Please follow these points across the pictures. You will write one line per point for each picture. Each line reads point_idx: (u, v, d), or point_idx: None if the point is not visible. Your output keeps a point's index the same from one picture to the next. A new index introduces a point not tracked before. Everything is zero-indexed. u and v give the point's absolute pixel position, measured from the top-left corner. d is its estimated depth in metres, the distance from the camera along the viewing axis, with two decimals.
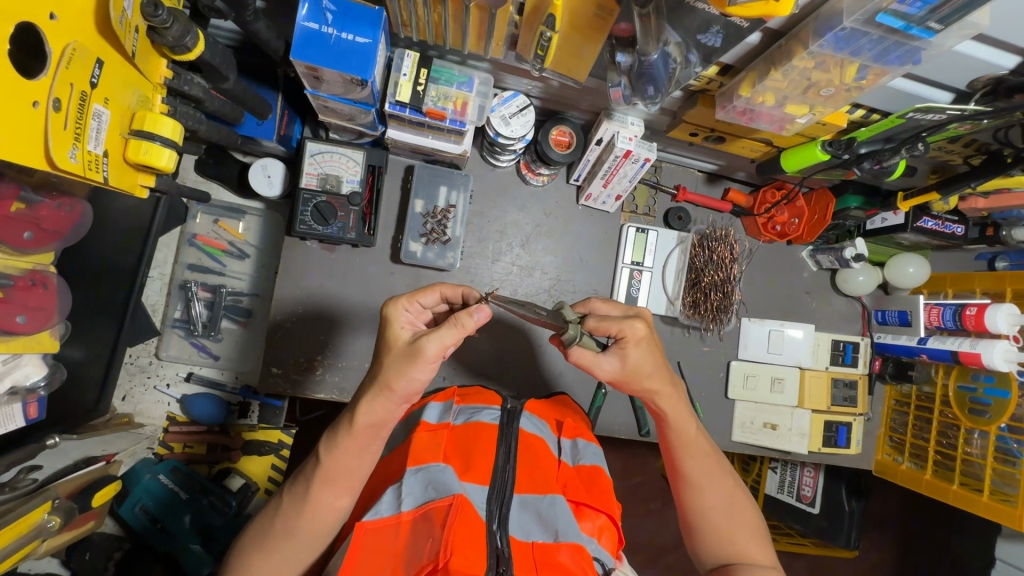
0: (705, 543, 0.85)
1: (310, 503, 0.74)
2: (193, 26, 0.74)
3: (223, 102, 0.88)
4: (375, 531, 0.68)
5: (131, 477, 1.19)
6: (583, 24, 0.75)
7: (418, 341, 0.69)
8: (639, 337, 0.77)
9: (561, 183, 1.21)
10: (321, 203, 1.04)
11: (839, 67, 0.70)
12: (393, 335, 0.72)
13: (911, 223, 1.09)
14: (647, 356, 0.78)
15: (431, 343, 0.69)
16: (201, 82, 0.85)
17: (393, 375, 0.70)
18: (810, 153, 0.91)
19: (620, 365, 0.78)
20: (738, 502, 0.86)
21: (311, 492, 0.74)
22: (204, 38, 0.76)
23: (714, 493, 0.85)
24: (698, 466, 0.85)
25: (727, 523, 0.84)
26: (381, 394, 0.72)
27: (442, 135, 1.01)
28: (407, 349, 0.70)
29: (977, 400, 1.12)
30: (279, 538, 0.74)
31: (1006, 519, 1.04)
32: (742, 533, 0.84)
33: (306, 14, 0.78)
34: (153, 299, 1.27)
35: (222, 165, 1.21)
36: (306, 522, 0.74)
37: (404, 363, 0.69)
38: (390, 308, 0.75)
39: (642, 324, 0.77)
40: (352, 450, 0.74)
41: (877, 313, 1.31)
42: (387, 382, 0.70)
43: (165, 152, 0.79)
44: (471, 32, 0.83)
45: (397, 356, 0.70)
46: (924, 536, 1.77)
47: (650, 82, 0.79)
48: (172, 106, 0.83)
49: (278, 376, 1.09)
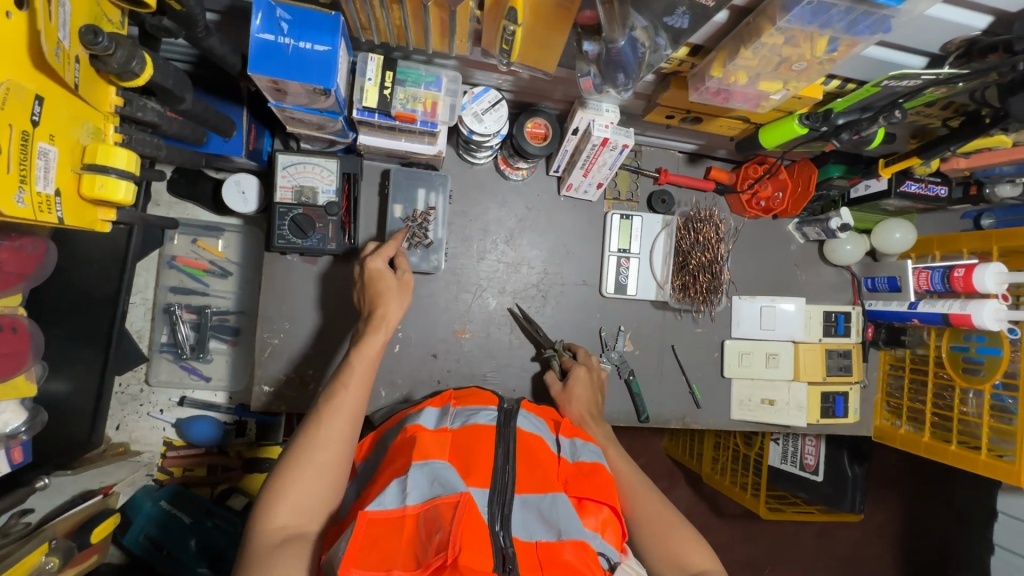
0: (650, 555, 0.83)
1: (339, 404, 0.79)
2: (139, 49, 0.70)
3: (181, 124, 0.85)
4: (380, 523, 0.65)
5: (131, 508, 1.19)
6: (547, 14, 0.72)
7: (402, 275, 0.96)
8: (581, 374, 1.08)
9: (541, 175, 1.19)
10: (299, 216, 1.03)
11: (808, 41, 0.68)
12: (381, 278, 0.94)
13: (894, 188, 1.08)
14: (584, 391, 1.07)
15: (408, 274, 0.97)
16: (156, 105, 0.81)
17: (395, 296, 0.92)
18: (787, 128, 0.91)
19: (564, 390, 1.08)
20: (669, 513, 0.86)
21: (337, 395, 0.80)
22: (151, 59, 0.72)
23: (642, 504, 0.87)
24: (625, 475, 0.92)
25: (666, 533, 0.83)
26: (387, 305, 0.91)
27: (415, 137, 0.98)
28: (398, 284, 0.95)
29: (970, 359, 1.13)
30: (311, 447, 0.75)
31: (1005, 475, 1.04)
32: (680, 540, 0.82)
33: (259, 24, 0.74)
34: (137, 325, 1.25)
35: (194, 184, 1.19)
36: (334, 423, 0.77)
37: (400, 292, 0.94)
38: (367, 266, 0.95)
39: (584, 369, 1.09)
40: (359, 355, 0.84)
41: (867, 281, 1.32)
42: (396, 305, 0.92)
43: (123, 185, 0.76)
44: (433, 32, 0.80)
45: (392, 287, 0.93)
46: (923, 489, 1.82)
47: (620, 68, 0.77)
48: (127, 135, 0.80)
49: (270, 394, 1.09)
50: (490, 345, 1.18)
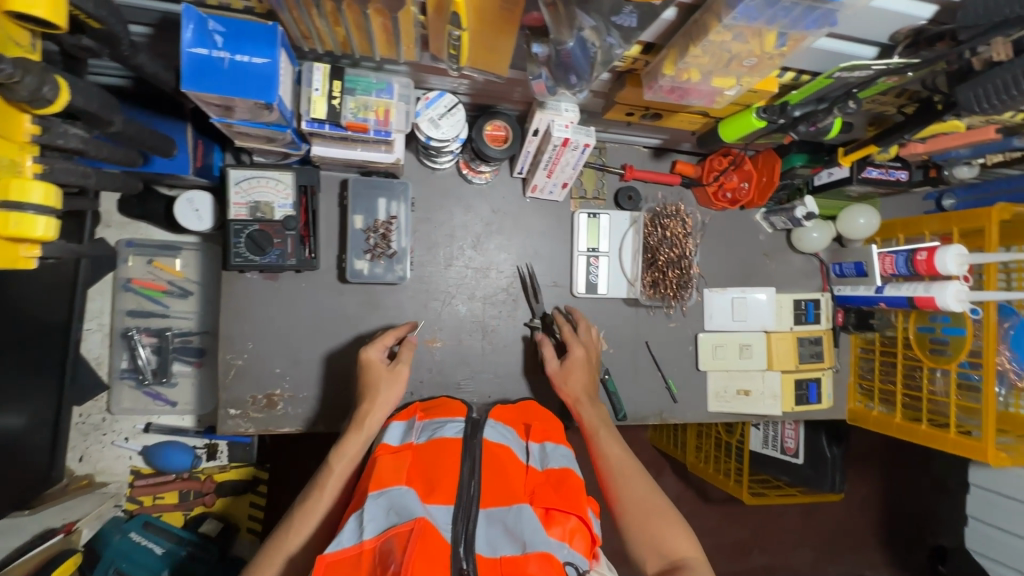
0: (634, 542, 0.82)
1: (312, 506, 0.80)
2: (51, 73, 0.61)
3: (112, 146, 0.80)
4: (336, 562, 0.64)
5: (99, 541, 1.13)
6: (492, 19, 0.70)
7: (396, 364, 0.93)
8: (579, 356, 1.05)
9: (505, 177, 1.17)
10: (254, 232, 0.99)
11: (757, 37, 0.67)
12: (374, 371, 0.92)
13: (856, 175, 1.08)
14: (580, 373, 1.04)
15: (405, 365, 0.93)
16: (79, 130, 0.72)
17: (386, 392, 0.90)
18: (746, 121, 0.90)
19: (559, 367, 1.05)
20: (658, 501, 0.85)
21: (312, 497, 0.81)
22: (66, 80, 0.63)
23: (632, 488, 0.86)
24: (614, 461, 0.91)
25: (651, 519, 0.82)
26: (375, 402, 0.89)
27: (371, 145, 0.96)
28: (388, 373, 0.92)
29: (937, 340, 1.14)
30: (279, 552, 0.76)
31: (971, 452, 1.06)
32: (667, 529, 0.81)
33: (190, 37, 0.70)
34: (95, 351, 1.21)
35: (145, 203, 1.15)
36: (304, 526, 0.78)
37: (392, 384, 0.91)
38: (361, 353, 0.94)
39: (582, 349, 1.06)
40: (338, 455, 0.84)
41: (835, 267, 1.33)
42: (386, 398, 0.90)
43: (42, 220, 0.67)
44: (378, 38, 0.77)
45: (384, 379, 0.91)
46: (903, 462, 1.87)
47: (571, 70, 0.76)
48: (48, 165, 0.69)
49: (237, 417, 1.06)
50: (463, 352, 1.16)
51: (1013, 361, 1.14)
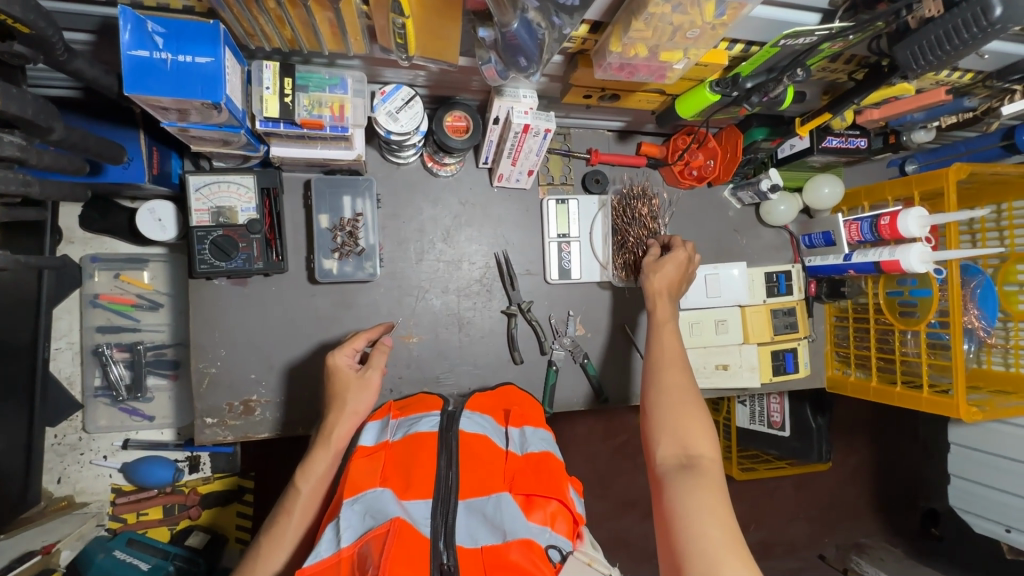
0: (658, 427, 0.80)
1: (280, 533, 0.79)
2: None
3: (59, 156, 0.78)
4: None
5: (83, 561, 1.10)
6: (434, 4, 0.70)
7: (365, 372, 0.91)
8: (676, 258, 1.01)
9: (471, 168, 1.17)
10: (219, 238, 0.98)
11: (695, 7, 0.68)
12: (341, 379, 0.90)
13: (815, 145, 1.10)
14: (671, 271, 1.00)
15: (374, 372, 0.92)
16: (17, 138, 0.68)
17: (355, 402, 0.87)
18: (700, 96, 0.91)
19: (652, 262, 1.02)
20: (698, 403, 0.82)
21: (281, 521, 0.80)
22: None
23: (677, 378, 0.85)
24: (665, 351, 0.89)
25: (684, 411, 0.80)
26: (341, 414, 0.87)
27: (331, 143, 0.95)
28: (358, 381, 0.90)
29: (906, 303, 1.16)
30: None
31: (946, 410, 1.07)
32: (697, 427, 0.79)
33: (128, 39, 0.69)
34: (66, 370, 1.19)
35: (107, 216, 1.14)
36: (273, 554, 0.77)
37: (360, 391, 0.89)
38: (330, 358, 0.93)
39: (682, 254, 1.02)
40: (303, 474, 0.82)
41: (804, 238, 1.35)
42: (353, 408, 0.87)
43: None
44: (324, 32, 0.77)
45: (353, 387, 0.89)
46: (889, 426, 1.90)
47: (519, 53, 0.76)
48: None
49: (215, 425, 1.05)
50: (440, 346, 1.16)
51: (982, 320, 1.16)
